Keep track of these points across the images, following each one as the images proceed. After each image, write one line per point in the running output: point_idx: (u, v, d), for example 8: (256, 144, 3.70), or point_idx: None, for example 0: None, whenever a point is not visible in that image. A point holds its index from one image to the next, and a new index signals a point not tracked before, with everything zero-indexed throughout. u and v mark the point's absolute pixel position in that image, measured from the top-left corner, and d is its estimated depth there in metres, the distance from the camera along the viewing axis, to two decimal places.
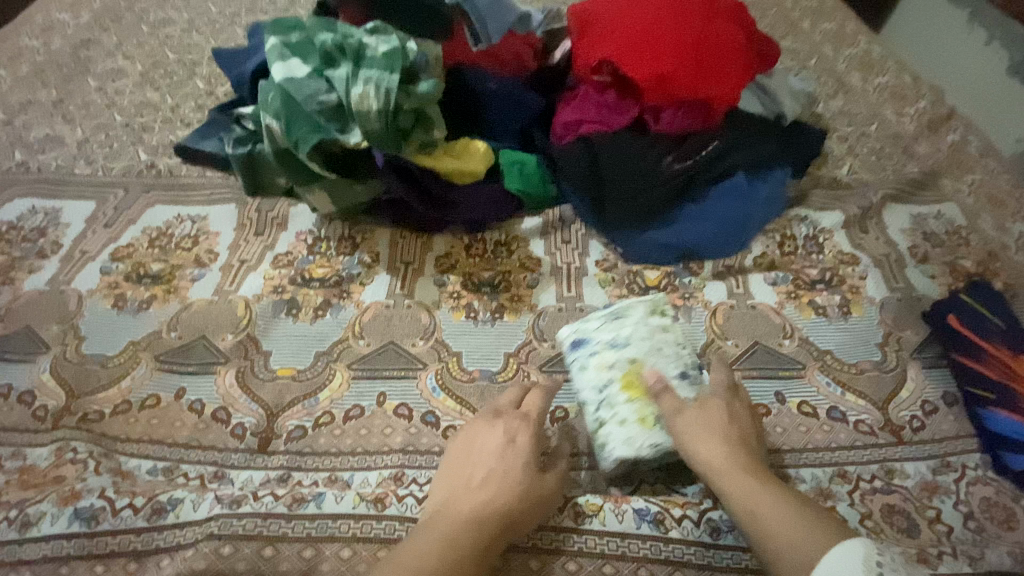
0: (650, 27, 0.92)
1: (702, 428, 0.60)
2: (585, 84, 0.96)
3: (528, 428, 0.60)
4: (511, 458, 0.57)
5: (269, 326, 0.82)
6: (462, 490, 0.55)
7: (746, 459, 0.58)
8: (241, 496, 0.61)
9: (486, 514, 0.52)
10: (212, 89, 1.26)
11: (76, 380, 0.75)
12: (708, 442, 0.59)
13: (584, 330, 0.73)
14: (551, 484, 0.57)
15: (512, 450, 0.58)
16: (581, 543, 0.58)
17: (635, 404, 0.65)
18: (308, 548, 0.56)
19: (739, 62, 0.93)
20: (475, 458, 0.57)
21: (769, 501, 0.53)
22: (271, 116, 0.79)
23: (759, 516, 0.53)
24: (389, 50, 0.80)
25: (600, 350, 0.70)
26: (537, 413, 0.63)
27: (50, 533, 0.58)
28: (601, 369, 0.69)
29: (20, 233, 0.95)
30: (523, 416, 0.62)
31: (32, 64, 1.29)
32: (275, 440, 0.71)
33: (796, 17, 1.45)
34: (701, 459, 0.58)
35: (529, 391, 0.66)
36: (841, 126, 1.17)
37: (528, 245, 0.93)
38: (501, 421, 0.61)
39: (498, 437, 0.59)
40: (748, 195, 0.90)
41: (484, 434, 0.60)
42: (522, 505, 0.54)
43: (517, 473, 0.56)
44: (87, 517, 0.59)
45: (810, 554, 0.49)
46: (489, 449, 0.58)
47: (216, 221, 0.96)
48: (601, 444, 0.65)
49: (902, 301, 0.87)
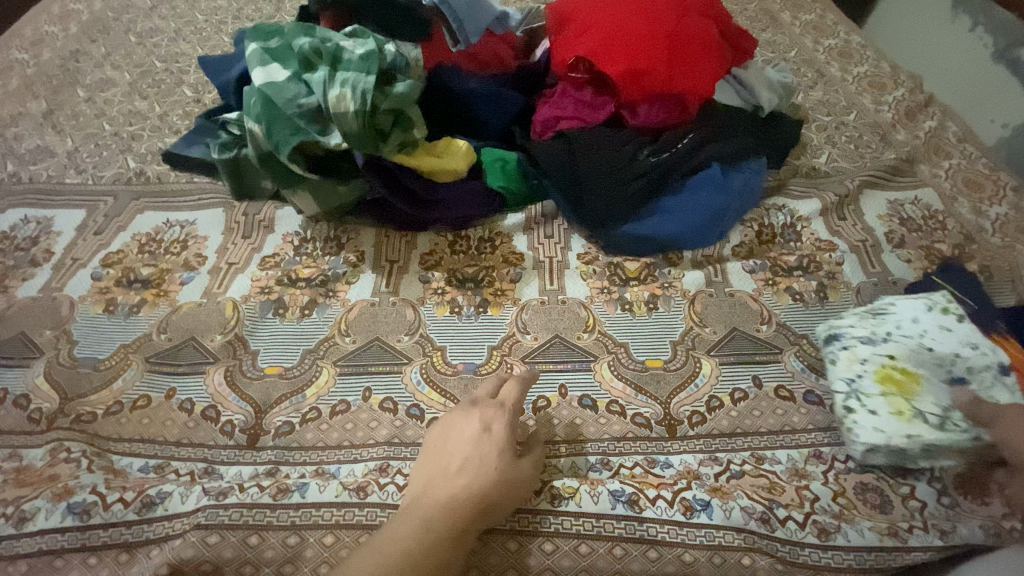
0: (626, 24, 0.94)
1: None
2: (562, 82, 0.98)
3: (503, 416, 0.63)
4: (487, 445, 0.59)
5: (256, 326, 0.84)
6: (441, 476, 0.56)
7: None
8: (228, 487, 0.63)
9: (461, 498, 0.54)
10: (200, 97, 1.28)
11: (70, 383, 0.77)
12: None
13: (837, 327, 0.79)
14: (527, 469, 0.59)
15: (487, 437, 0.60)
16: (557, 523, 0.59)
17: (890, 396, 0.70)
18: (293, 536, 0.58)
19: (713, 56, 0.95)
20: (452, 445, 0.59)
21: None
22: (252, 120, 0.80)
23: None
24: (366, 53, 0.82)
25: (854, 345, 0.76)
26: (513, 402, 0.66)
27: (44, 527, 0.58)
28: (853, 361, 0.74)
29: (13, 242, 0.97)
30: (498, 405, 0.64)
31: (22, 77, 1.31)
32: (263, 436, 0.73)
33: (776, 10, 1.47)
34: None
35: (505, 384, 0.69)
36: (820, 116, 1.19)
37: (511, 240, 0.95)
38: (477, 410, 0.63)
39: (475, 425, 0.61)
40: (724, 186, 0.91)
41: (460, 423, 0.62)
42: (498, 487, 0.56)
43: (492, 459, 0.57)
44: (79, 511, 0.60)
45: None
46: (465, 437, 0.60)
47: (204, 226, 0.98)
48: (846, 428, 0.70)
49: (878, 285, 0.89)
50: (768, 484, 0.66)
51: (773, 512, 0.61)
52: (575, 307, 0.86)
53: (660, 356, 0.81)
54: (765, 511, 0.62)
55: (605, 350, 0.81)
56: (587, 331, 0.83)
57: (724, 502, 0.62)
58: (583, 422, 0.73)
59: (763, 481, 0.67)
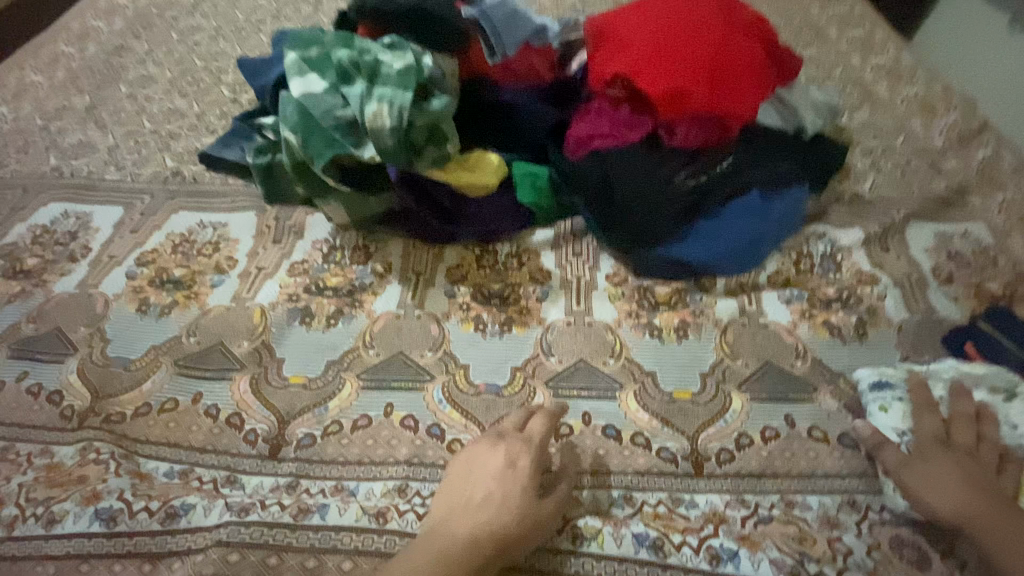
0: (667, 41, 0.91)
1: (947, 474, 0.63)
2: (598, 98, 0.96)
3: (529, 450, 0.62)
4: (509, 480, 0.59)
5: (284, 333, 0.84)
6: (461, 511, 0.56)
7: (963, 488, 0.62)
8: (250, 504, 0.64)
9: (483, 537, 0.53)
10: (237, 97, 1.29)
11: (101, 382, 0.79)
12: (941, 467, 0.64)
13: (887, 375, 0.75)
14: (548, 507, 0.59)
15: (512, 472, 0.60)
16: (578, 566, 0.61)
17: None
18: (311, 559, 0.59)
19: (757, 78, 0.92)
20: (477, 477, 0.59)
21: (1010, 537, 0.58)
22: (289, 130, 0.80)
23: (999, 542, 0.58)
24: (404, 67, 0.81)
25: (905, 399, 0.73)
26: (540, 437, 0.65)
27: (70, 530, 0.62)
28: (905, 416, 0.72)
29: (53, 237, 1.00)
30: (524, 439, 0.64)
31: (68, 71, 1.35)
32: (285, 447, 0.73)
33: (822, 25, 1.42)
34: (945, 488, 0.62)
35: (532, 417, 0.68)
36: (865, 139, 1.15)
37: (538, 257, 0.94)
38: (504, 442, 0.63)
39: (500, 458, 0.61)
40: (763, 212, 0.88)
41: (485, 454, 0.62)
42: (518, 528, 0.56)
43: (516, 496, 0.58)
44: (106, 517, 0.62)
45: None
46: (490, 468, 0.60)
47: (236, 229, 0.99)
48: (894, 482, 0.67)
49: (922, 323, 0.85)
50: (798, 534, 0.64)
51: (805, 566, 0.60)
52: (602, 330, 0.84)
53: (689, 388, 0.78)
54: (795, 564, 0.60)
55: (631, 378, 0.79)
56: (613, 356, 0.81)
57: (753, 553, 0.62)
58: (606, 453, 0.72)
59: (793, 529, 0.64)
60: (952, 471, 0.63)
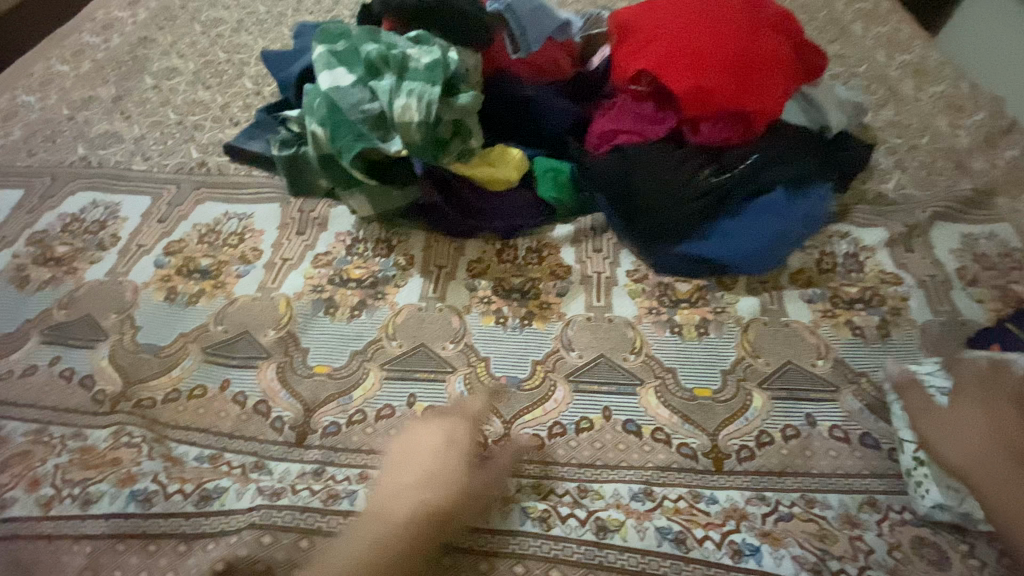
0: (692, 36, 0.91)
1: (965, 429, 0.65)
2: (621, 94, 0.97)
3: (465, 427, 0.68)
4: (446, 456, 0.64)
5: (308, 323, 0.86)
6: (400, 489, 0.61)
7: (982, 443, 0.63)
8: (281, 488, 0.67)
9: (423, 510, 0.59)
10: (259, 89, 1.30)
11: (132, 367, 0.80)
12: (964, 422, 0.65)
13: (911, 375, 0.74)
14: (480, 480, 0.65)
15: (447, 450, 0.65)
16: (535, 547, 0.63)
17: None
18: (303, 539, 0.63)
19: (783, 75, 0.92)
20: (415, 455, 0.64)
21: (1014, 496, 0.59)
22: (316, 123, 0.82)
23: (996, 499, 0.60)
24: (431, 61, 0.82)
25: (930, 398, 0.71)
26: (472, 415, 0.72)
27: (109, 511, 0.65)
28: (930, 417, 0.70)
29: (83, 225, 1.02)
30: (459, 418, 0.70)
31: (93, 61, 1.38)
32: (311, 435, 0.74)
33: (847, 21, 1.41)
34: (959, 440, 0.64)
35: (469, 398, 0.75)
36: (890, 137, 1.14)
37: (558, 252, 0.94)
38: (439, 424, 0.68)
39: (436, 438, 0.66)
40: (787, 212, 0.87)
41: (423, 434, 0.67)
42: (457, 500, 0.61)
43: (453, 470, 0.63)
44: (142, 498, 0.66)
45: None
46: (426, 446, 0.65)
47: (261, 220, 1.00)
48: (917, 482, 0.67)
49: (945, 325, 0.85)
50: (818, 531, 0.65)
51: (826, 564, 0.62)
52: (623, 326, 0.85)
53: (709, 386, 0.78)
54: (817, 562, 0.62)
55: (651, 374, 0.79)
56: (633, 352, 0.82)
57: (775, 550, 0.63)
58: (626, 448, 0.72)
59: (814, 527, 0.65)
60: (979, 426, 0.64)
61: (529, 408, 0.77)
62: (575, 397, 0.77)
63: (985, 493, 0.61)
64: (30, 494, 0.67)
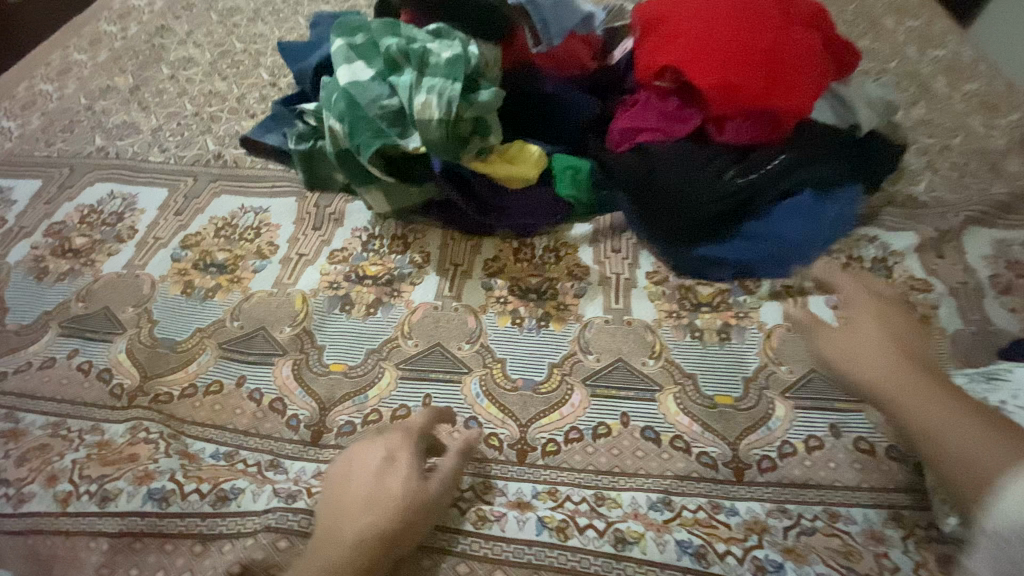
0: (721, 30, 0.88)
1: (866, 344, 0.63)
2: (645, 90, 0.94)
3: (407, 443, 0.61)
4: (389, 474, 0.57)
5: (324, 320, 0.85)
6: (342, 513, 0.54)
7: (872, 353, 0.62)
8: (296, 491, 0.64)
9: (368, 535, 0.52)
10: (276, 81, 1.29)
11: (149, 362, 0.81)
12: (862, 333, 0.64)
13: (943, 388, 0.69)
14: (433, 489, 0.58)
15: (390, 467, 0.58)
16: (509, 552, 0.60)
17: None
18: (281, 540, 0.59)
19: (815, 73, 0.89)
20: (354, 475, 0.57)
21: (939, 407, 0.53)
22: (335, 118, 0.82)
23: (911, 416, 0.55)
24: (452, 57, 0.80)
25: None
26: (419, 427, 0.64)
27: (124, 508, 0.63)
28: None
29: (101, 217, 1.02)
30: (403, 431, 0.63)
31: (111, 50, 1.38)
32: (327, 434, 0.74)
33: (877, 14, 1.36)
34: (855, 361, 0.62)
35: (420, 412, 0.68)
36: (920, 138, 1.10)
37: (576, 252, 0.92)
38: (382, 438, 0.61)
39: (377, 454, 0.59)
40: (816, 216, 0.85)
41: (361, 452, 0.60)
42: (408, 519, 0.55)
43: (396, 489, 0.56)
44: (159, 498, 0.64)
45: (989, 452, 0.49)
46: (366, 466, 0.58)
47: (277, 215, 0.99)
48: None
49: (976, 335, 0.82)
50: (843, 548, 0.61)
51: None
52: (642, 329, 0.83)
53: (731, 393, 0.76)
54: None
55: (670, 379, 0.78)
56: (652, 356, 0.80)
57: (800, 567, 0.58)
58: (644, 455, 0.71)
59: (838, 542, 0.62)
60: (875, 334, 0.64)
61: (545, 413, 0.75)
62: (592, 401, 0.76)
63: (908, 409, 0.55)
64: (47, 488, 0.65)
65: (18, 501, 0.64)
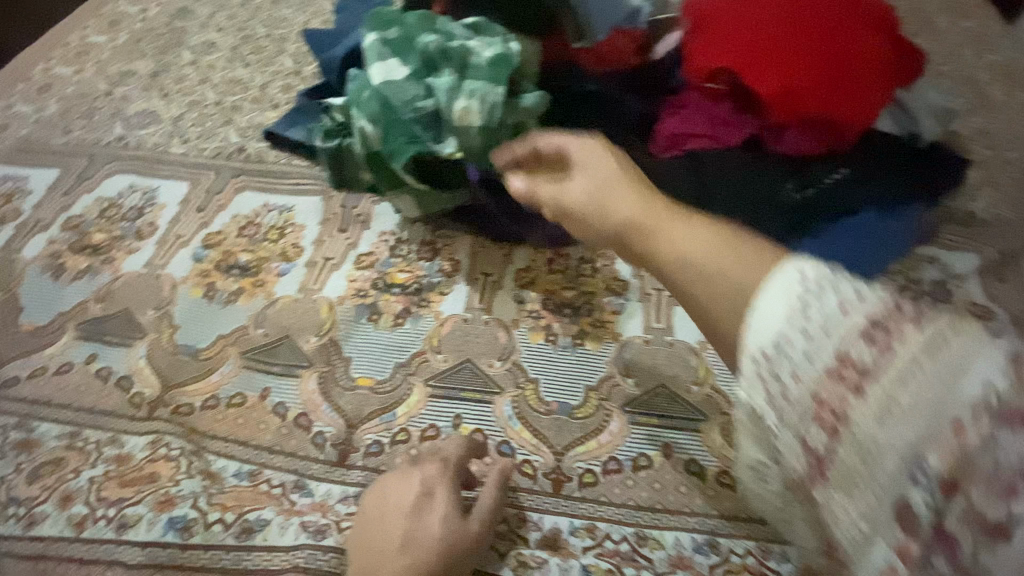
0: (782, 30, 0.82)
1: (611, 184, 0.62)
2: (694, 91, 0.88)
3: (445, 477, 0.62)
4: (425, 512, 0.59)
5: (351, 331, 0.82)
6: (382, 554, 0.56)
7: (623, 191, 0.61)
8: (324, 526, 0.65)
9: None
10: (300, 68, 1.24)
11: (170, 370, 0.78)
12: (607, 167, 0.65)
13: None
14: (473, 530, 0.59)
15: (428, 504, 0.59)
16: None
17: None
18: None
19: (881, 79, 0.81)
20: (392, 512, 0.59)
21: (681, 230, 0.53)
22: (366, 119, 0.78)
23: (669, 243, 0.53)
24: (495, 57, 0.76)
25: None
26: (457, 458, 0.65)
27: (144, 538, 0.65)
28: None
29: (120, 211, 0.99)
30: (440, 462, 0.64)
31: (131, 33, 1.33)
32: (354, 453, 0.71)
33: (932, 11, 1.26)
34: (615, 203, 0.61)
35: (456, 439, 0.68)
36: (979, 149, 1.02)
37: (614, 264, 0.87)
38: (419, 470, 0.63)
39: (414, 489, 0.60)
40: (880, 235, 0.77)
41: (399, 486, 0.62)
42: (446, 560, 0.56)
43: (435, 530, 0.57)
44: (180, 528, 0.65)
45: (736, 277, 0.47)
46: (404, 504, 0.59)
47: (302, 214, 0.95)
48: None
49: None
50: None
51: None
52: (685, 352, 0.78)
53: None
54: None
55: (716, 409, 0.73)
56: (697, 383, 0.75)
57: None
58: (688, 491, 0.67)
59: None
60: (616, 175, 0.63)
61: (582, 440, 0.72)
62: (631, 429, 0.72)
63: (661, 237, 0.54)
64: (61, 511, 0.67)
65: (30, 522, 0.67)
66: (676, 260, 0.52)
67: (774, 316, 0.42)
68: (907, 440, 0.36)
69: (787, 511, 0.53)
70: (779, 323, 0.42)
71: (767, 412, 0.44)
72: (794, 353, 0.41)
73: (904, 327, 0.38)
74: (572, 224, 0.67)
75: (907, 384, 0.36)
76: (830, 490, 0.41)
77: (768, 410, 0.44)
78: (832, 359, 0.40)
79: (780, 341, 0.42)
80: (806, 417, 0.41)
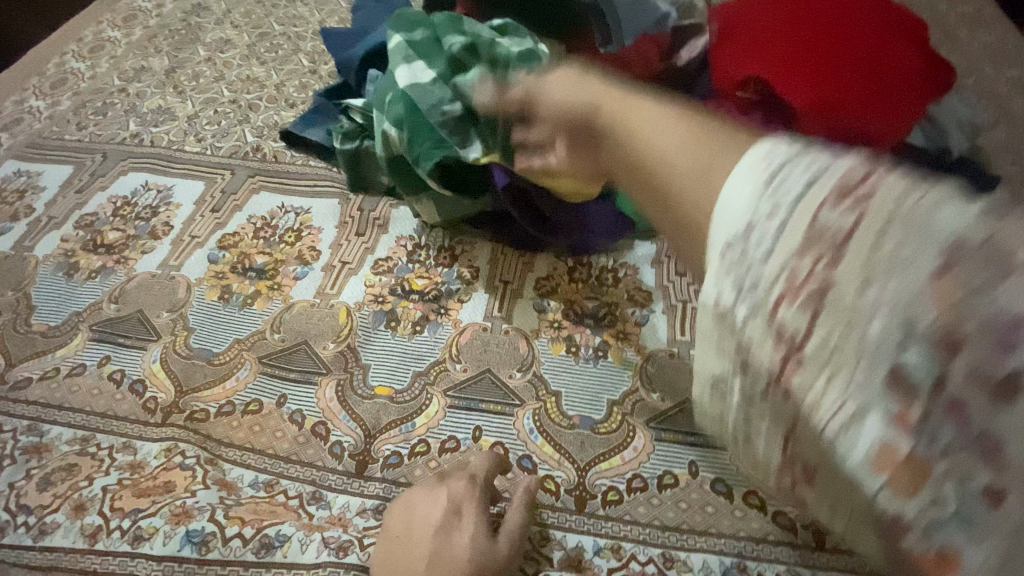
0: (818, 39, 0.80)
1: (579, 83, 0.64)
2: (724, 100, 0.85)
3: (473, 495, 0.60)
4: (453, 531, 0.57)
5: (369, 337, 0.80)
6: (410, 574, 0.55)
7: (589, 88, 0.63)
8: (347, 542, 0.63)
9: None
10: (316, 68, 1.22)
11: (185, 375, 0.77)
12: (569, 73, 0.66)
13: None
14: (502, 550, 0.57)
15: (456, 523, 0.58)
16: None
17: None
18: None
19: (917, 93, 0.80)
20: (419, 530, 0.58)
21: (649, 117, 0.54)
22: (390, 122, 0.77)
23: (633, 130, 0.55)
24: (528, 53, 0.73)
25: None
26: (483, 475, 0.64)
27: (162, 553, 0.62)
28: None
29: (134, 210, 0.97)
30: (468, 478, 0.62)
31: (146, 28, 1.32)
32: (372, 465, 0.69)
33: (951, 24, 1.24)
34: (582, 98, 0.62)
35: (482, 454, 0.67)
36: (1003, 165, 1.00)
37: (637, 274, 0.85)
38: (446, 487, 0.61)
39: (441, 507, 0.59)
40: None
41: (426, 502, 0.60)
42: None
43: (464, 551, 0.56)
44: (199, 541, 0.63)
45: (703, 159, 0.48)
46: (431, 522, 0.58)
47: (319, 217, 0.94)
48: None
49: None
50: None
51: None
52: None
53: None
54: None
55: None
56: None
57: None
58: (715, 511, 0.66)
59: None
60: (583, 78, 0.65)
61: (605, 456, 0.70)
62: (656, 446, 0.70)
63: (627, 127, 0.55)
64: (74, 520, 0.65)
65: (39, 533, 0.65)
66: (650, 148, 0.52)
67: (738, 189, 0.45)
68: (890, 302, 0.38)
69: (746, 430, 0.51)
70: (746, 206, 0.44)
71: (728, 295, 0.45)
72: (766, 235, 0.43)
73: (875, 189, 0.41)
74: (545, 128, 0.67)
75: (904, 271, 0.38)
76: (808, 375, 0.41)
77: (738, 309, 0.45)
78: (802, 238, 0.42)
79: (755, 218, 0.43)
80: (775, 300, 0.42)
